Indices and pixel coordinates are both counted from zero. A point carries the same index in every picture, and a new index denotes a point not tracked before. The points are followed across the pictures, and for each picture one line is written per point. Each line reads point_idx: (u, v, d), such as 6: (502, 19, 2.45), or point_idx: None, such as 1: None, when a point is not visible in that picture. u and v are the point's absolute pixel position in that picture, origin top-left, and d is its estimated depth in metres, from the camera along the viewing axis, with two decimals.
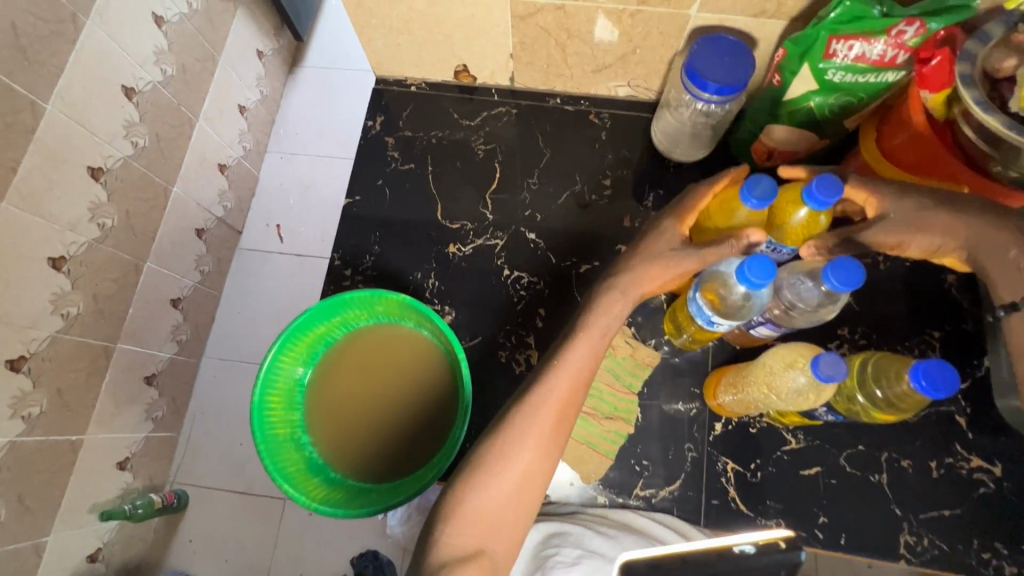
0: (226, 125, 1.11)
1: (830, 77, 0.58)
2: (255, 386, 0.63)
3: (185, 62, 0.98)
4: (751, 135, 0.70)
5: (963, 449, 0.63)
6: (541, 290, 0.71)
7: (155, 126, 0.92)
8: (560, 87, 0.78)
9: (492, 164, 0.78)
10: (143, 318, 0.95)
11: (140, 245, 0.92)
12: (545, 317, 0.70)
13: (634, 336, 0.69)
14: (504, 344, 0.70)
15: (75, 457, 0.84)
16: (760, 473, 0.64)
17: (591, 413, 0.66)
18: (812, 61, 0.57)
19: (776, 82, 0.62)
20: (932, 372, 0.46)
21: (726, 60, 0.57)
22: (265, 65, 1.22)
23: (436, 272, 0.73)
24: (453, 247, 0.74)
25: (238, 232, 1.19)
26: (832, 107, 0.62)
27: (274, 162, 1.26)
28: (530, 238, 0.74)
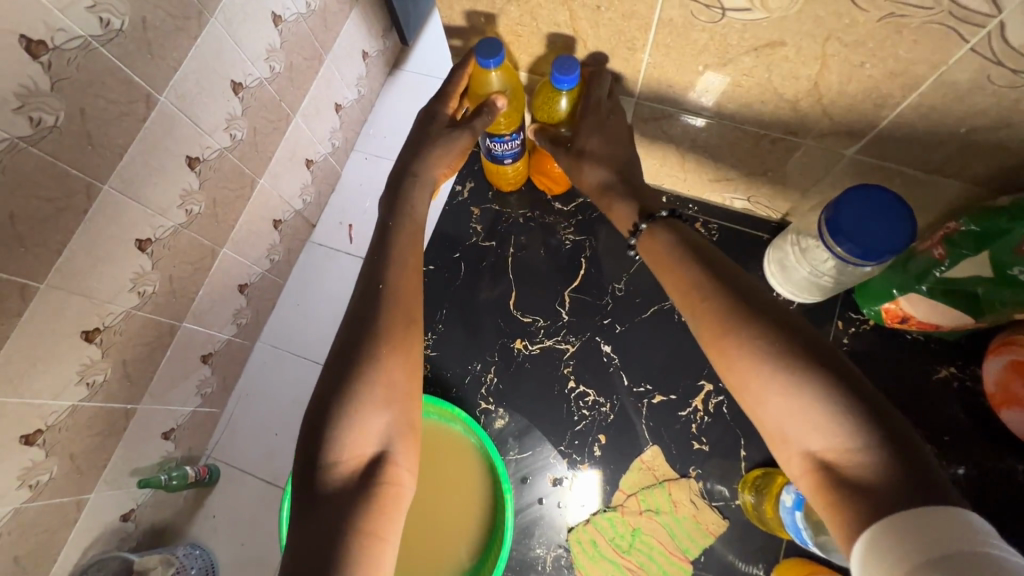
0: (320, 123, 1.13)
1: (1014, 272, 0.53)
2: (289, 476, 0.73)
3: (294, 62, 0.99)
4: (884, 290, 0.66)
5: None
6: (605, 413, 0.70)
7: (254, 121, 0.94)
8: (667, 185, 0.79)
9: (578, 259, 0.78)
10: (210, 302, 0.98)
11: (220, 231, 0.95)
12: (603, 445, 0.69)
13: (701, 496, 0.66)
14: (556, 465, 0.70)
15: (126, 424, 0.89)
16: None
17: (636, 571, 0.65)
18: (997, 250, 0.53)
19: (937, 255, 0.58)
20: None
21: (881, 220, 0.52)
22: (367, 66, 1.23)
23: (497, 367, 0.74)
24: (520, 343, 0.75)
25: (312, 226, 1.22)
26: (1005, 300, 0.56)
27: (358, 162, 1.27)
28: (604, 351, 0.73)
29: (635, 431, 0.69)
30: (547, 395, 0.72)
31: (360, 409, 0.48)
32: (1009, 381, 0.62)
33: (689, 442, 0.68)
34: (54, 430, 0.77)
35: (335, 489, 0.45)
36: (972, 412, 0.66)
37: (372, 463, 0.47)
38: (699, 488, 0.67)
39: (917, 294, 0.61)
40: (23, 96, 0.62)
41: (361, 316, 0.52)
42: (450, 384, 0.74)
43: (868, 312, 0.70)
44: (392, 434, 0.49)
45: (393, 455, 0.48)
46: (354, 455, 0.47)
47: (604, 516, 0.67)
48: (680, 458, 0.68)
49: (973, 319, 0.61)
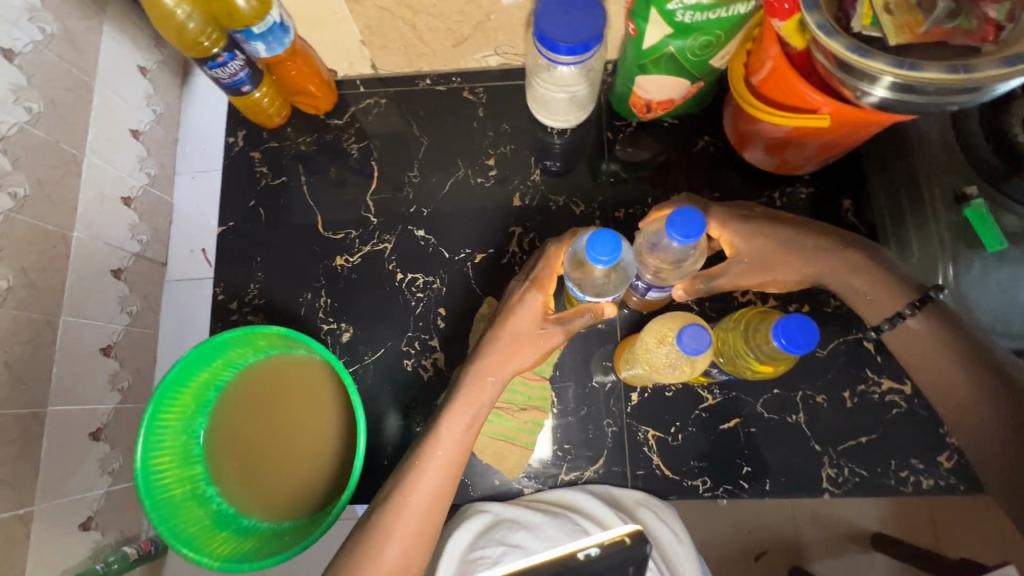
0: (120, 154, 1.04)
1: (680, 18, 0.67)
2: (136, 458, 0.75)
3: (54, 95, 0.90)
4: (627, 88, 0.84)
5: (874, 377, 0.86)
6: (437, 288, 0.89)
7: (34, 171, 0.85)
8: (426, 68, 0.95)
9: (368, 160, 0.96)
10: (73, 376, 0.90)
11: (49, 299, 0.87)
12: (445, 316, 0.88)
13: None
14: (410, 353, 0.87)
15: (28, 529, 0.81)
16: (679, 435, 0.86)
17: (508, 407, 0.87)
18: (659, 6, 0.66)
19: (634, 31, 0.72)
20: (789, 330, 0.62)
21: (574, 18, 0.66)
22: (151, 81, 1.13)
23: (329, 291, 0.90)
24: (342, 260, 0.92)
25: (163, 264, 1.13)
26: (693, 45, 0.71)
27: (187, 184, 1.19)
28: (419, 236, 0.92)
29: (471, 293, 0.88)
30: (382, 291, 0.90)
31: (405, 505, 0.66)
32: (739, 120, 0.82)
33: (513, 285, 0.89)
34: None
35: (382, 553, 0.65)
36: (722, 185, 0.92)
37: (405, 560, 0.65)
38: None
39: (641, 77, 0.79)
40: None
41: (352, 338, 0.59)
42: (295, 319, 0.91)
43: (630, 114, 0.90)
44: (417, 543, 0.66)
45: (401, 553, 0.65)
46: (407, 517, 0.66)
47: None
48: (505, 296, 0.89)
49: (690, 83, 0.79)
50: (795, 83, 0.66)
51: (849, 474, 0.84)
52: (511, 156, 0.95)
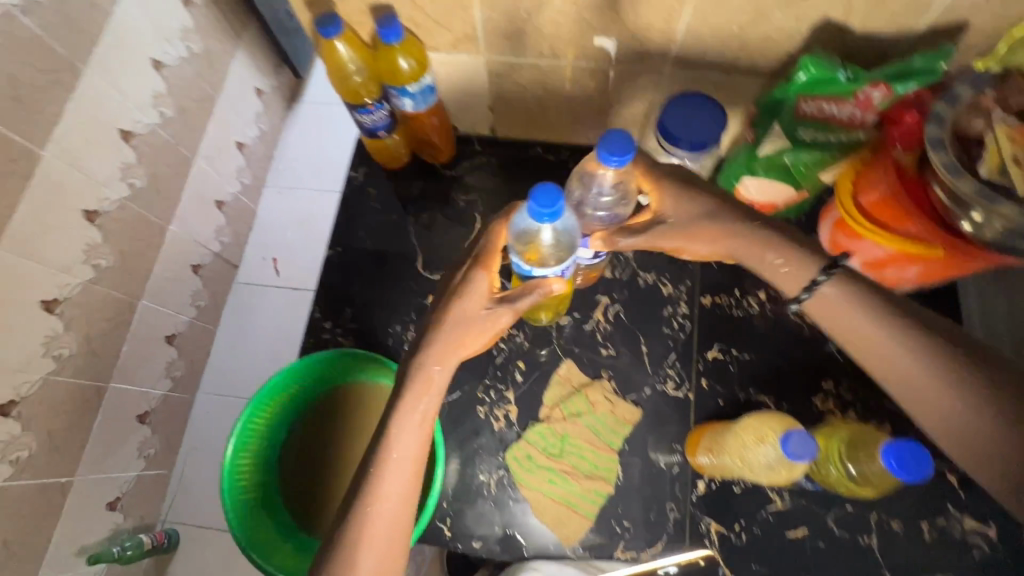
0: (224, 162, 1.13)
1: (801, 135, 0.56)
2: (228, 451, 0.66)
3: (185, 104, 1.00)
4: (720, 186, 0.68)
5: (956, 509, 0.63)
6: (521, 343, 0.70)
7: (153, 168, 0.94)
8: (540, 136, 0.75)
9: None
10: (138, 357, 0.95)
11: (135, 283, 0.93)
12: (524, 371, 0.69)
13: (614, 391, 0.68)
14: (483, 399, 0.68)
15: (64, 499, 0.84)
16: (744, 534, 0.63)
17: (570, 471, 0.64)
18: (778, 121, 0.58)
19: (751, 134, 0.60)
20: (905, 454, 0.48)
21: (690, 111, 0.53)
22: (264, 102, 1.25)
23: (415, 324, 0.71)
24: (431, 297, 0.72)
25: (236, 266, 1.20)
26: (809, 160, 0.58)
27: (271, 197, 1.27)
28: (509, 285, 0.74)
29: None
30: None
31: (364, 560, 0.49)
32: (836, 234, 0.60)
33: (596, 348, 0.69)
34: None
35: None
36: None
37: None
38: (611, 385, 0.68)
39: (748, 178, 0.61)
40: None
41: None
42: None
43: None
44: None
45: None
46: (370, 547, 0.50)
47: (534, 431, 0.66)
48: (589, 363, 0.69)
49: (795, 189, 0.61)
50: (914, 218, 0.50)
51: None
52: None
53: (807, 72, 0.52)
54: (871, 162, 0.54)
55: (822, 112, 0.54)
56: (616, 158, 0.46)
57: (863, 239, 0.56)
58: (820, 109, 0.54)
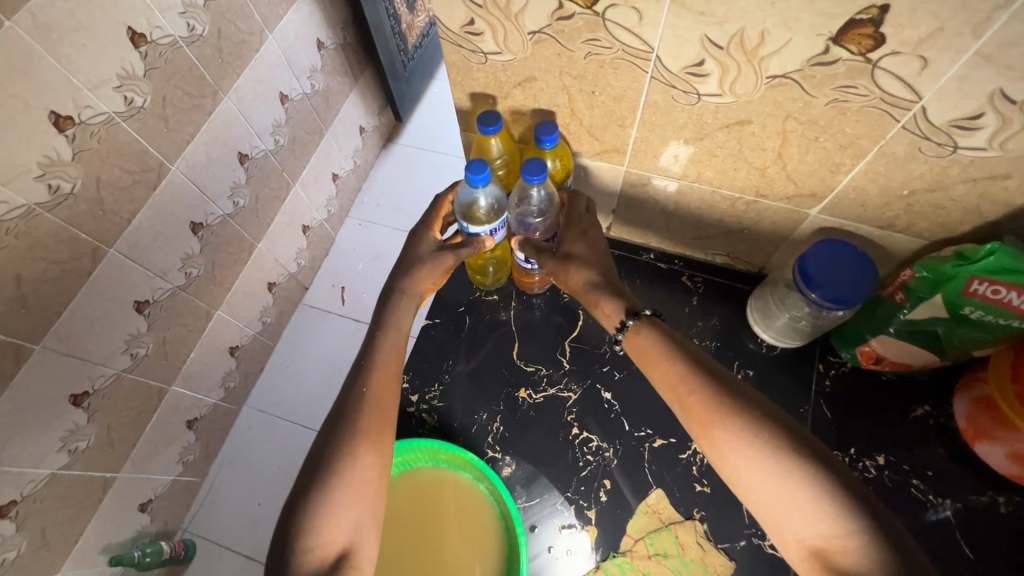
0: (318, 191, 1.19)
1: (965, 313, 0.44)
2: None
3: (297, 135, 1.07)
4: (847, 336, 0.54)
5: None
6: (610, 461, 0.54)
7: (257, 189, 0.99)
8: (657, 241, 0.62)
9: None
10: (201, 364, 0.98)
11: (217, 293, 0.96)
12: (611, 493, 0.53)
13: (708, 537, 0.51)
14: (562, 513, 0.53)
15: (103, 495, 0.84)
16: None
17: None
18: (945, 294, 0.44)
19: (897, 299, 0.48)
20: None
21: (849, 265, 0.44)
22: (364, 139, 1.32)
23: (502, 416, 0.57)
24: (523, 391, 0.58)
25: (306, 288, 1.24)
26: (962, 339, 0.46)
27: (352, 228, 1.32)
28: (605, 397, 0.57)
29: None
30: (543, 433, 0.56)
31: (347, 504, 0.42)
32: (977, 416, 0.48)
33: (692, 484, 0.53)
34: (29, 501, 0.73)
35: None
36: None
37: (341, 559, 0.40)
38: (706, 528, 0.51)
39: (883, 337, 0.50)
40: (46, 165, 0.65)
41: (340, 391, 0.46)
42: None
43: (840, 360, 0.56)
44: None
45: (361, 544, 0.42)
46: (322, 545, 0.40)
47: (614, 562, 0.50)
48: (684, 500, 0.52)
49: (937, 356, 0.49)
50: None
51: None
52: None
53: (994, 258, 0.40)
54: None
55: (996, 301, 0.42)
56: (535, 182, 0.46)
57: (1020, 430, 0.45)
58: (995, 294, 0.42)
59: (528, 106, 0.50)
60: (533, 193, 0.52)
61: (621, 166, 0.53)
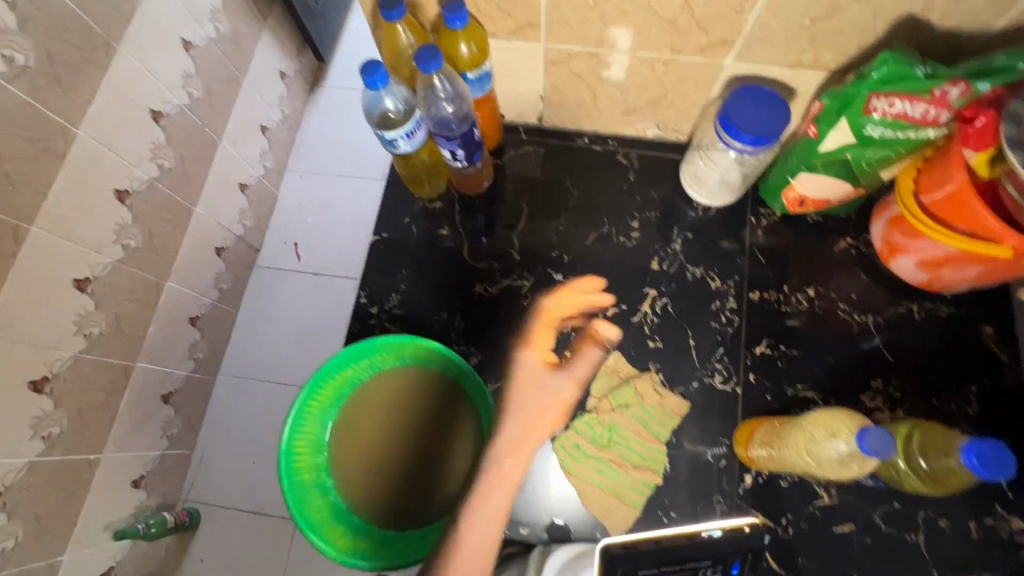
0: (248, 145, 1.12)
1: (869, 131, 0.64)
2: (281, 438, 0.70)
3: (212, 85, 1.00)
4: (782, 181, 0.77)
5: (1003, 509, 0.72)
6: (571, 333, 0.78)
7: (180, 148, 0.94)
8: (588, 128, 0.87)
9: (518, 202, 0.87)
10: (163, 337, 0.95)
11: (162, 264, 0.93)
12: (572, 360, 0.76)
13: (662, 384, 0.78)
14: None
15: (91, 475, 0.85)
16: (792, 530, 0.73)
17: (620, 463, 0.74)
18: (852, 115, 0.63)
19: (811, 133, 0.69)
20: (981, 451, 0.55)
21: (761, 110, 0.60)
22: (287, 85, 1.24)
23: (461, 312, 0.82)
24: (479, 286, 0.83)
25: (257, 250, 1.20)
26: (869, 158, 0.67)
27: (293, 181, 1.27)
28: (556, 277, 0.82)
29: None
30: (512, 321, 0.80)
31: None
32: (892, 234, 0.74)
33: (645, 342, 0.79)
34: (13, 491, 0.72)
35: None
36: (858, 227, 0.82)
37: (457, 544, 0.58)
38: (660, 378, 0.78)
39: (805, 173, 0.72)
40: None
41: None
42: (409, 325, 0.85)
43: (775, 206, 0.82)
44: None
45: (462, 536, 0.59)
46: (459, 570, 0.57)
47: (583, 421, 0.76)
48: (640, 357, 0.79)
49: (853, 186, 0.72)
50: (981, 212, 0.59)
51: None
52: (653, 223, 0.85)
53: (885, 65, 0.59)
54: (942, 160, 0.63)
55: (889, 117, 0.62)
56: (429, 63, 0.58)
57: (923, 238, 0.68)
58: (892, 107, 0.61)
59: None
60: (434, 83, 0.64)
61: (539, 44, 0.70)
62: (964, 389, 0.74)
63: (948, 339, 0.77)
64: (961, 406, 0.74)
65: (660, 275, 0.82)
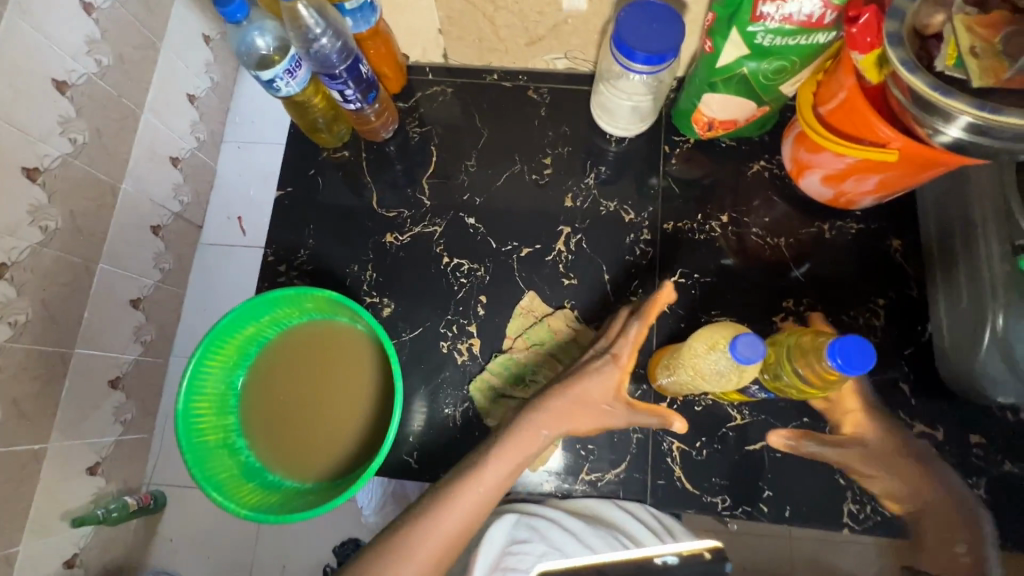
0: (175, 115, 1.06)
1: (759, 40, 0.63)
2: (178, 397, 0.70)
3: (123, 52, 0.92)
4: (691, 105, 0.79)
5: (909, 415, 0.77)
6: (481, 276, 0.82)
7: (95, 121, 0.88)
8: (496, 63, 0.89)
9: (428, 146, 0.89)
10: (101, 322, 0.92)
11: (90, 246, 0.89)
12: (485, 304, 0.82)
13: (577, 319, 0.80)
14: (446, 334, 0.81)
15: (39, 464, 0.83)
16: (704, 451, 0.79)
17: None
18: (741, 24, 0.62)
19: (709, 48, 0.67)
20: (846, 350, 0.54)
21: (654, 26, 0.61)
22: (213, 50, 1.14)
23: (374, 264, 0.84)
24: (391, 236, 0.85)
25: (199, 227, 1.16)
26: (767, 69, 0.67)
27: (231, 153, 1.21)
28: (469, 222, 0.85)
29: (512, 285, 0.82)
30: (423, 273, 0.83)
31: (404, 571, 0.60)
32: (798, 151, 0.76)
33: (559, 280, 0.82)
34: None
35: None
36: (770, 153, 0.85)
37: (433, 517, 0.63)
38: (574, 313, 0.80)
39: (711, 92, 0.73)
40: None
41: None
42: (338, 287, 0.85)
43: (691, 132, 0.83)
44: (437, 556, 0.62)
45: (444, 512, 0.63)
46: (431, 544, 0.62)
47: (498, 361, 0.79)
48: (553, 296, 0.81)
49: (757, 105, 0.74)
50: (870, 120, 0.61)
51: (871, 512, 0.75)
52: (567, 159, 0.87)
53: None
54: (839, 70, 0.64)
55: (778, 22, 0.60)
56: None
57: (824, 151, 0.71)
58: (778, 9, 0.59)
59: None
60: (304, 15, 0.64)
61: None
62: (870, 302, 0.80)
63: (856, 252, 0.82)
64: (867, 319, 0.79)
65: (574, 211, 0.84)
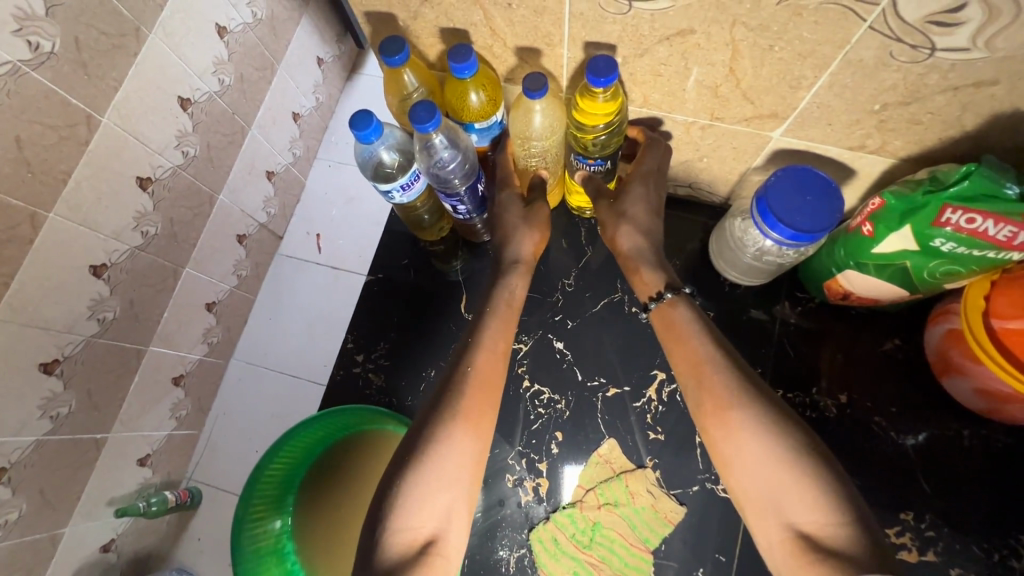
0: (278, 132, 1.10)
1: (936, 243, 0.67)
2: (238, 503, 0.80)
3: (244, 72, 0.96)
4: (829, 270, 0.82)
5: None
6: (558, 409, 0.91)
7: (208, 136, 0.92)
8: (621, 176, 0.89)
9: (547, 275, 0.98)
10: (177, 322, 0.96)
11: (182, 252, 0.93)
12: (558, 443, 0.89)
13: (657, 487, 0.86)
14: (515, 466, 0.89)
15: (97, 452, 0.87)
16: None
17: (599, 565, 0.83)
18: (919, 225, 0.66)
19: (868, 232, 0.72)
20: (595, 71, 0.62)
21: (807, 198, 0.65)
22: (323, 72, 1.18)
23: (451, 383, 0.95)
24: None
25: (280, 237, 1.19)
26: (932, 266, 0.70)
27: (322, 170, 1.24)
28: (557, 347, 0.94)
29: (589, 419, 0.90)
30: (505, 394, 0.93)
31: (456, 436, 0.61)
32: (945, 346, 0.78)
33: (647, 431, 0.89)
34: (19, 467, 0.76)
35: (392, 565, 0.55)
36: (905, 336, 0.88)
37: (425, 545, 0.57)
38: (655, 475, 0.86)
39: (853, 269, 0.77)
40: None
41: (452, 382, 0.66)
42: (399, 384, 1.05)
43: (818, 292, 0.88)
44: (453, 508, 0.60)
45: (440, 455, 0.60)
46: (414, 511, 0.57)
47: (563, 514, 0.86)
48: (636, 450, 0.88)
49: (908, 292, 0.77)
50: None
51: None
52: None
53: (968, 181, 0.61)
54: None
55: (964, 232, 0.64)
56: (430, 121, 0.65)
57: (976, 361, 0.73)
58: (972, 221, 0.62)
59: (438, 20, 0.72)
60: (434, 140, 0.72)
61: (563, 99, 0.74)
62: (1012, 540, 0.78)
63: (991, 476, 0.81)
64: (1003, 556, 0.78)
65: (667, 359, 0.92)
